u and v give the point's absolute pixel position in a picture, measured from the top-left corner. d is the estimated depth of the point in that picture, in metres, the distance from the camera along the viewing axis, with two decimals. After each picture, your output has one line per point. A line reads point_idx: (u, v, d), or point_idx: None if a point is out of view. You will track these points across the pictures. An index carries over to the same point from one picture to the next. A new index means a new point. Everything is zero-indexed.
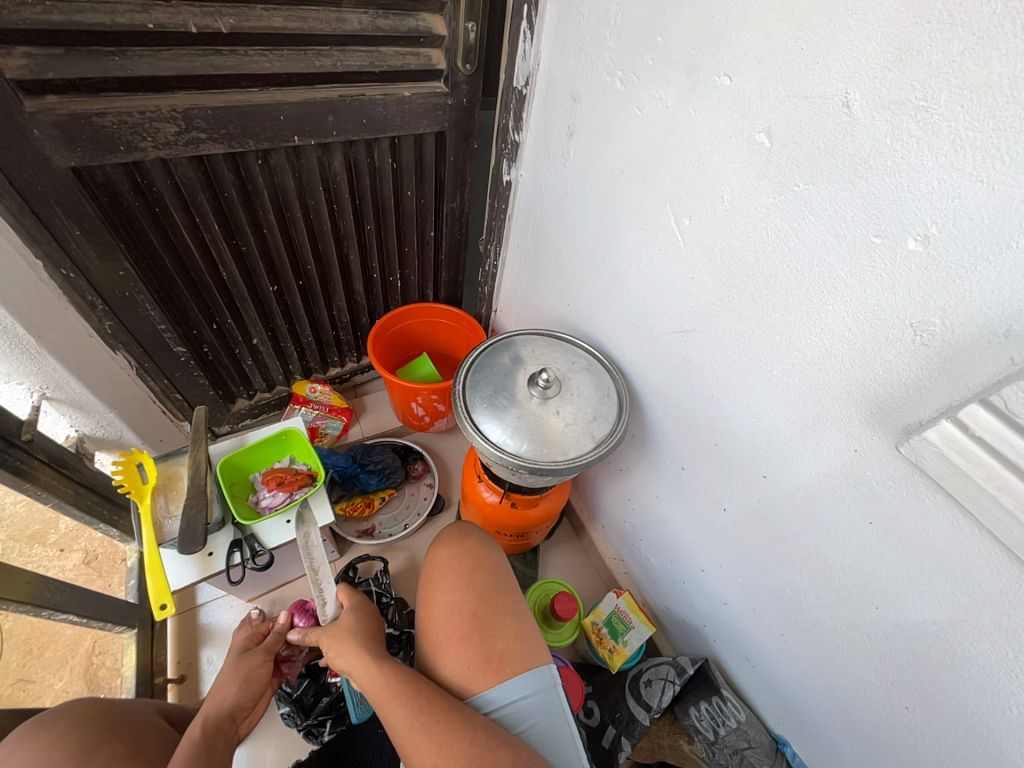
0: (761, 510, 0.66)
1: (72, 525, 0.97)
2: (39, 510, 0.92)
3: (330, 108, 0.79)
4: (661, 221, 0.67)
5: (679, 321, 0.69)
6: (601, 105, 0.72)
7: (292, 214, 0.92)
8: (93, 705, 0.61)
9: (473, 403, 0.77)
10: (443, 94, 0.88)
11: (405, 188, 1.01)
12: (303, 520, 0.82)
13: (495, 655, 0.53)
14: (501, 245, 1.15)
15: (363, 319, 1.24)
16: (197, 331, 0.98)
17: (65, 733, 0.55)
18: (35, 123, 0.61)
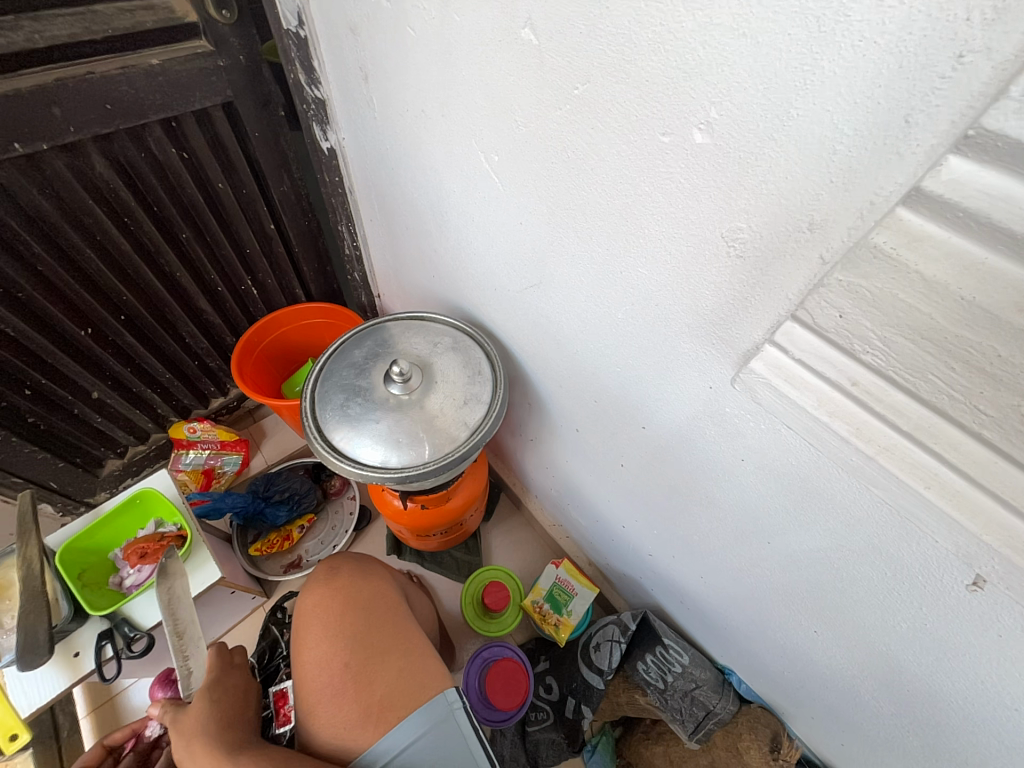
0: (653, 462, 0.61)
1: None
2: None
3: (50, 97, 0.63)
4: (474, 163, 0.56)
5: (525, 275, 0.61)
6: (378, 34, 0.59)
7: (68, 240, 0.75)
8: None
9: (327, 417, 0.67)
10: (208, 55, 0.72)
11: (212, 179, 0.85)
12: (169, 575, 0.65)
13: (376, 703, 0.48)
14: (355, 223, 1.01)
15: (227, 339, 1.09)
16: (5, 400, 0.82)
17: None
18: None
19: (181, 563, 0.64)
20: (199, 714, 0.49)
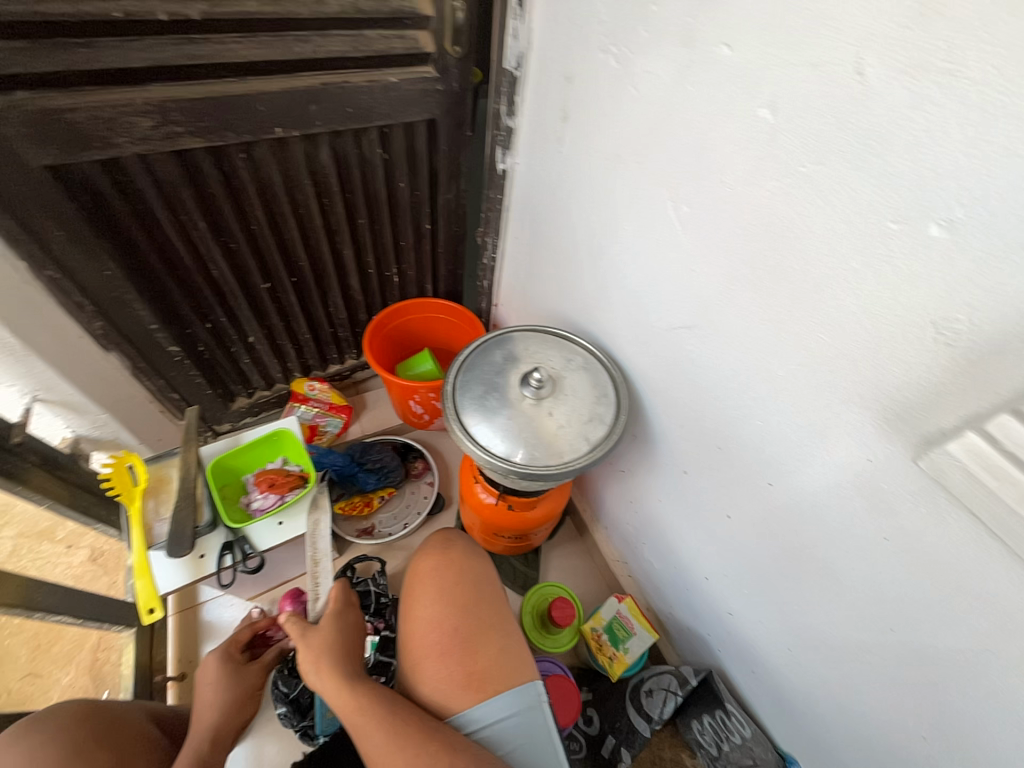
0: (770, 521, 0.61)
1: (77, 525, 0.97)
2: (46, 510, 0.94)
3: (312, 97, 0.75)
4: (659, 210, 0.62)
5: (679, 316, 0.65)
6: (594, 86, 0.67)
7: (281, 209, 0.89)
8: (85, 709, 0.59)
9: (463, 404, 0.74)
10: (432, 79, 0.83)
11: (398, 179, 0.97)
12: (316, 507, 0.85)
13: (477, 672, 0.52)
14: (499, 237, 1.11)
15: (360, 316, 1.21)
16: (190, 329, 0.97)
17: (48, 740, 0.54)
18: (4, 120, 0.59)
19: (328, 502, 0.85)
20: (325, 636, 0.57)
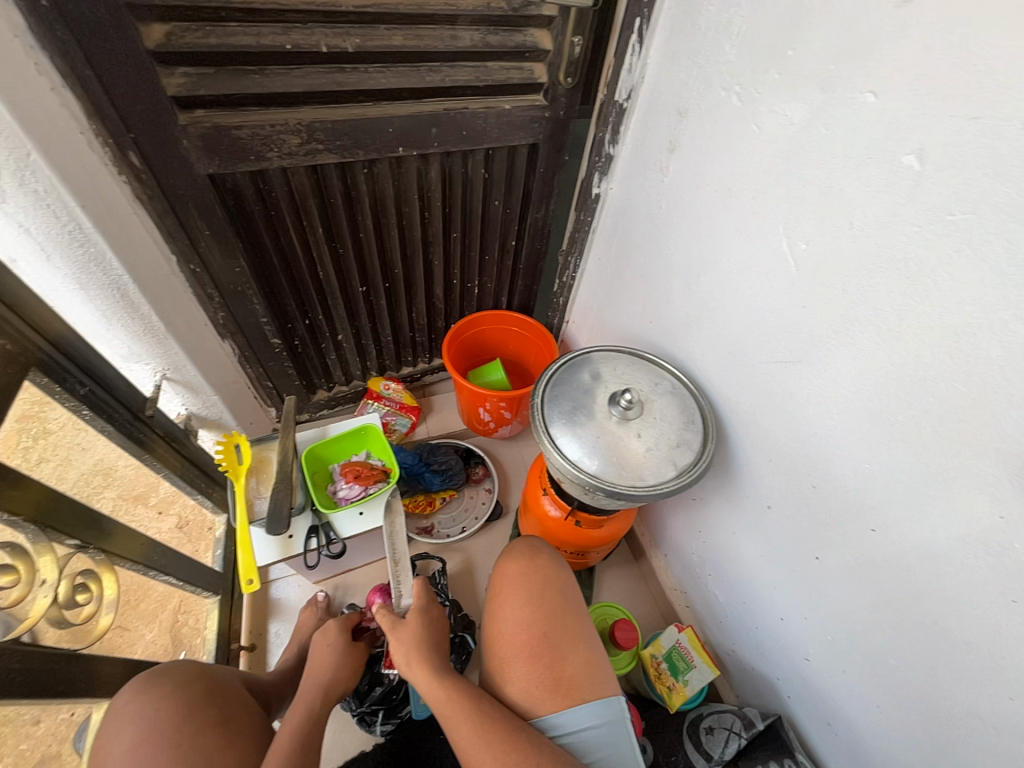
0: (868, 564, 0.60)
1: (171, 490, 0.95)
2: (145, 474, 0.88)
3: (435, 121, 0.81)
4: (772, 244, 0.63)
5: (782, 351, 0.65)
6: (711, 121, 0.69)
7: (387, 220, 0.95)
8: (195, 669, 0.64)
9: (551, 418, 0.76)
10: (541, 107, 0.87)
11: (493, 197, 1.01)
12: (390, 511, 0.88)
13: (564, 679, 0.53)
14: (582, 257, 1.14)
15: (439, 323, 1.26)
16: (292, 324, 1.05)
17: (165, 693, 0.58)
18: (185, 134, 0.68)
19: (400, 504, 0.88)
20: (415, 629, 0.61)
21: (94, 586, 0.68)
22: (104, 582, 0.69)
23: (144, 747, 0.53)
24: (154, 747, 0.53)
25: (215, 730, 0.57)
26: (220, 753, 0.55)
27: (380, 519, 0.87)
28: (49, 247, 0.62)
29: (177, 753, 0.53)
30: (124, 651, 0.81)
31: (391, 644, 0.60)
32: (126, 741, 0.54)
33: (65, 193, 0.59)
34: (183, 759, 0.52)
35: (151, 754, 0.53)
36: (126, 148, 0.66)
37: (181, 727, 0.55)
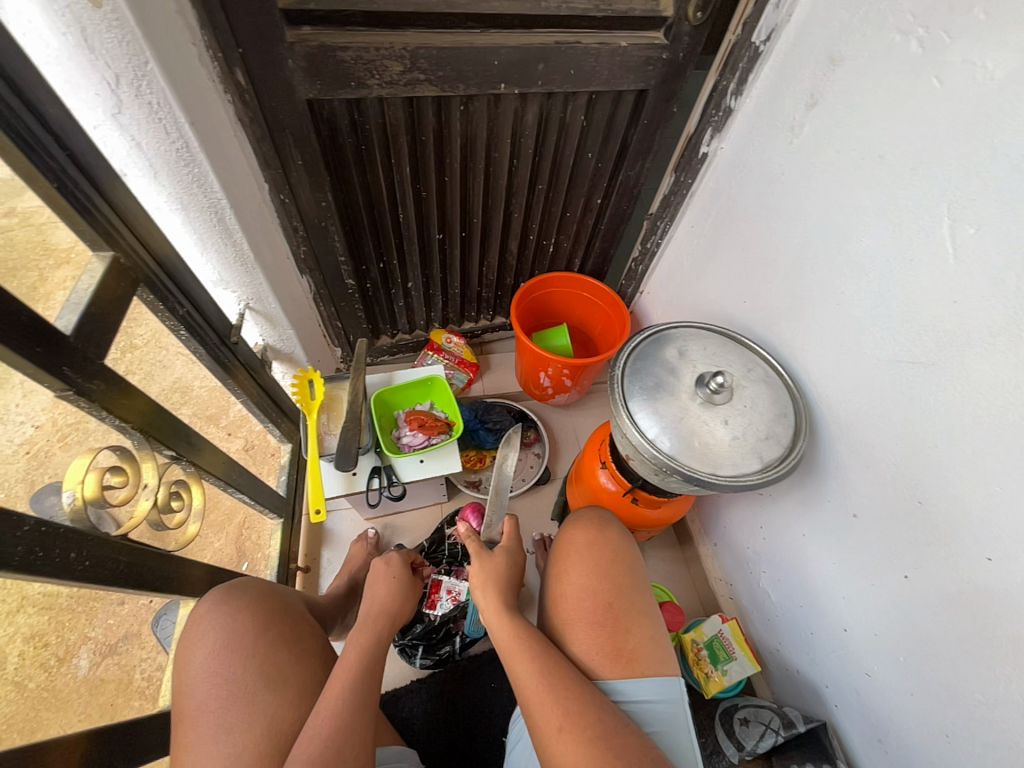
0: (971, 591, 0.55)
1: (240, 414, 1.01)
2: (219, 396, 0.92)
3: (543, 56, 0.74)
4: (925, 226, 0.55)
5: (912, 350, 0.58)
6: (871, 73, 0.59)
7: (475, 165, 0.90)
8: (264, 587, 0.69)
9: (630, 392, 0.73)
10: (659, 47, 0.78)
11: (587, 149, 0.93)
12: (509, 443, 0.90)
13: (628, 647, 0.54)
14: (671, 224, 1.06)
15: (507, 280, 1.22)
16: (366, 266, 1.04)
17: (242, 608, 0.63)
18: (291, 53, 0.65)
19: (517, 445, 0.89)
20: (492, 569, 0.65)
21: (185, 495, 0.73)
22: (193, 492, 0.74)
23: (223, 653, 0.59)
24: (232, 655, 0.59)
25: (285, 647, 0.62)
26: (290, 669, 0.60)
27: (500, 449, 0.89)
28: (157, 164, 0.61)
29: (253, 663, 0.59)
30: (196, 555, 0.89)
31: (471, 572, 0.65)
32: (207, 646, 0.60)
33: (177, 109, 0.58)
34: (259, 669, 0.58)
35: (231, 660, 0.58)
36: (233, 64, 0.64)
37: (255, 641, 0.61)
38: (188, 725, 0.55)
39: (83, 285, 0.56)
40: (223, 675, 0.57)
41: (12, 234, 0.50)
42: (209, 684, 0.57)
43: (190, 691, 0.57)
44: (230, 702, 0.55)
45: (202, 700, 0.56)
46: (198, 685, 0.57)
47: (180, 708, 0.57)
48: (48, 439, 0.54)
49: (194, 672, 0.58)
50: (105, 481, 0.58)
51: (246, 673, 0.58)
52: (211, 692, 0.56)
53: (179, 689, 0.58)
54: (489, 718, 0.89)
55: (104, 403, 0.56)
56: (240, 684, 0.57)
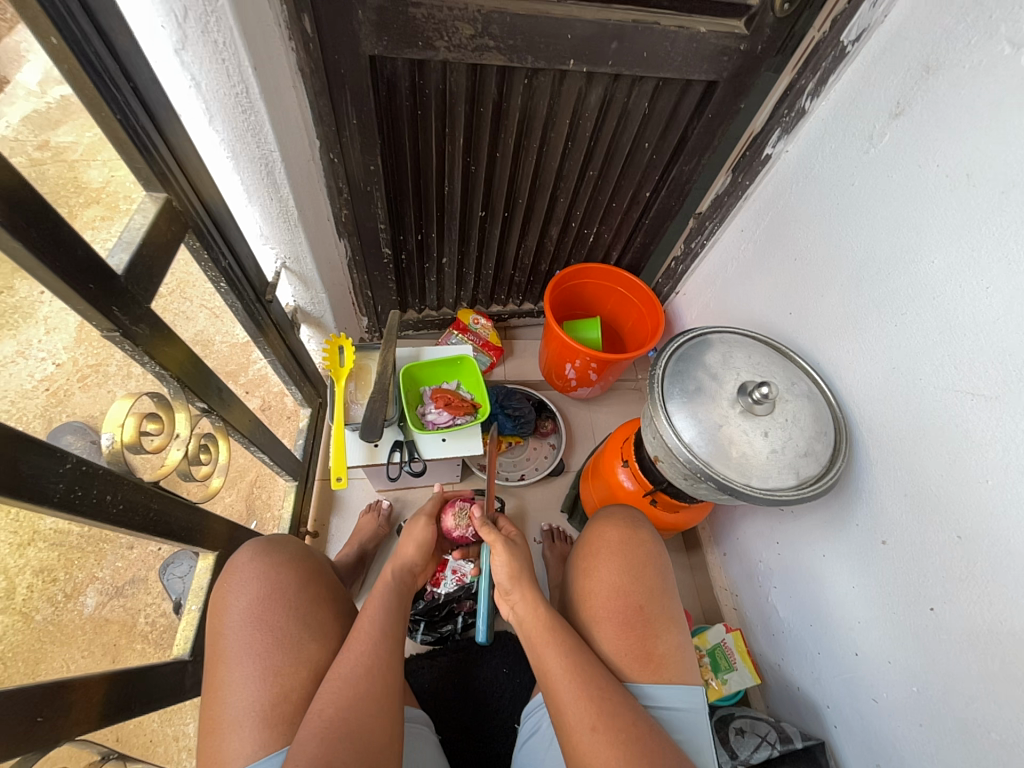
0: (1004, 633, 0.54)
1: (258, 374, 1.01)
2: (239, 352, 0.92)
3: (619, 33, 0.71)
4: (1010, 254, 0.53)
5: (973, 381, 0.56)
6: (973, 88, 0.56)
7: (529, 144, 0.87)
8: (299, 544, 0.71)
9: (669, 393, 0.72)
10: (738, 37, 0.74)
11: (646, 138, 0.89)
12: None
13: (654, 654, 0.58)
14: (720, 225, 1.03)
15: (543, 266, 1.19)
16: (404, 237, 1.02)
17: (282, 562, 0.65)
18: (363, 4, 0.63)
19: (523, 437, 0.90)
20: (513, 558, 0.68)
21: (213, 449, 0.72)
22: (219, 447, 0.74)
23: (267, 602, 0.61)
24: (276, 605, 0.61)
25: (321, 606, 0.65)
26: (328, 623, 0.64)
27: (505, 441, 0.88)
28: (215, 108, 0.59)
29: (297, 613, 0.62)
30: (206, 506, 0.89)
31: (497, 554, 0.68)
32: (252, 592, 0.61)
33: (242, 50, 0.55)
34: (301, 621, 0.61)
35: (274, 609, 0.61)
36: (302, 10, 0.62)
37: (297, 595, 0.63)
38: (230, 666, 0.57)
39: (135, 223, 0.54)
40: (268, 621, 0.60)
41: (45, 168, 0.46)
42: (252, 629, 0.59)
43: (230, 634, 0.59)
44: (274, 648, 0.58)
45: (246, 644, 0.58)
46: (241, 627, 0.59)
47: (218, 650, 0.58)
48: (67, 378, 0.56)
49: (236, 613, 0.60)
50: (142, 428, 0.57)
51: (289, 623, 0.60)
52: (254, 638, 0.58)
53: (215, 632, 0.60)
54: (487, 698, 0.89)
55: (148, 348, 0.56)
56: (284, 632, 0.59)
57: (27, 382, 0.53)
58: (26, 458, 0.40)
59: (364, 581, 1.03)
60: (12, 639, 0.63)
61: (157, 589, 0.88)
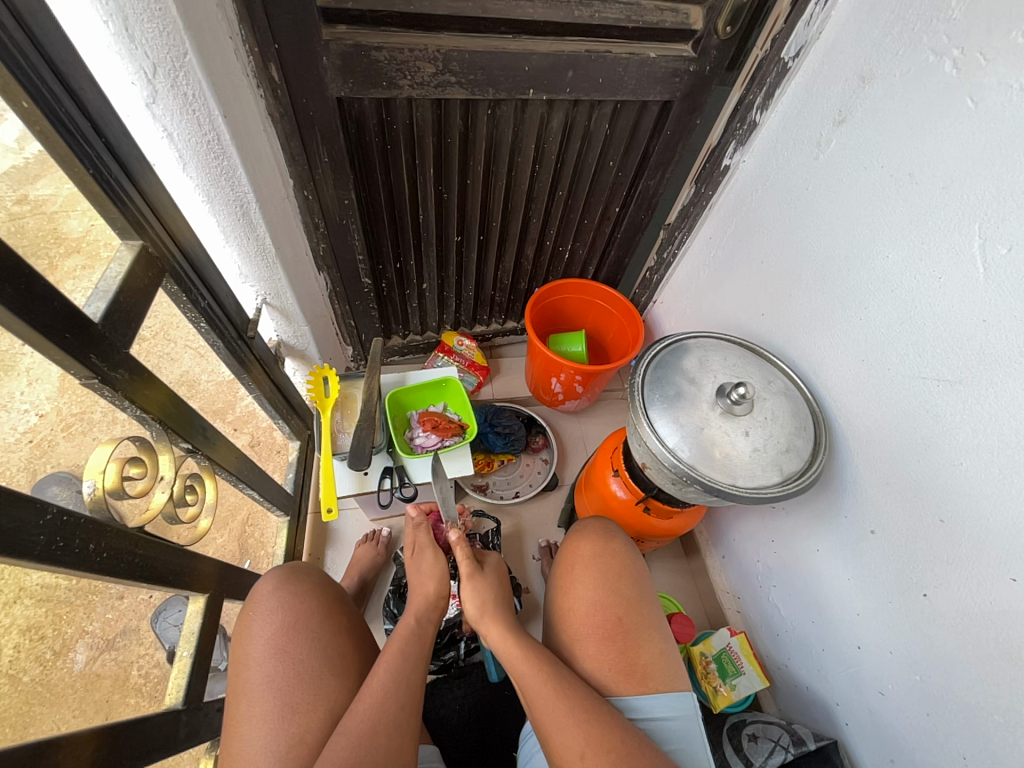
0: (994, 613, 0.55)
1: (245, 410, 1.06)
2: (223, 390, 0.99)
3: (573, 63, 0.75)
4: (953, 247, 0.56)
5: (938, 368, 0.58)
6: (907, 92, 0.60)
7: (497, 169, 0.89)
8: (323, 573, 0.71)
9: (650, 401, 0.73)
10: (687, 59, 0.78)
11: (610, 157, 0.93)
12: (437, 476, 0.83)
13: (637, 666, 0.59)
14: (689, 234, 1.06)
15: (522, 284, 1.22)
16: (383, 265, 1.04)
17: (306, 590, 0.66)
18: (326, 50, 0.66)
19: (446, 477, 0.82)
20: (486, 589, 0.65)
21: (200, 489, 0.72)
22: (206, 487, 0.73)
23: (289, 634, 0.61)
24: (300, 637, 0.61)
25: (343, 637, 0.64)
26: (348, 656, 0.63)
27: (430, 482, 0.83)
28: (188, 156, 0.61)
29: (318, 645, 0.61)
30: (196, 549, 0.92)
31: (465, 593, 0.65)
32: (275, 624, 0.61)
33: (211, 100, 0.57)
34: (323, 654, 0.61)
35: (297, 642, 0.60)
36: (268, 59, 0.65)
37: (321, 626, 0.63)
38: (251, 702, 0.56)
39: (112, 272, 0.55)
40: (290, 654, 0.59)
41: (25, 220, 0.52)
42: (275, 663, 0.59)
43: (253, 667, 0.59)
44: (295, 683, 0.57)
45: (268, 678, 0.57)
46: (263, 660, 0.59)
47: (241, 682, 0.58)
48: (50, 428, 0.62)
49: (260, 645, 0.60)
50: (125, 472, 0.57)
51: (311, 657, 0.60)
52: (276, 672, 0.58)
53: (238, 662, 0.60)
54: (495, 726, 0.87)
55: (128, 392, 0.56)
56: (306, 666, 0.59)
57: (11, 434, 0.58)
58: (8, 511, 0.40)
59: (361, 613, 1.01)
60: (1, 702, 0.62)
61: (150, 638, 0.86)
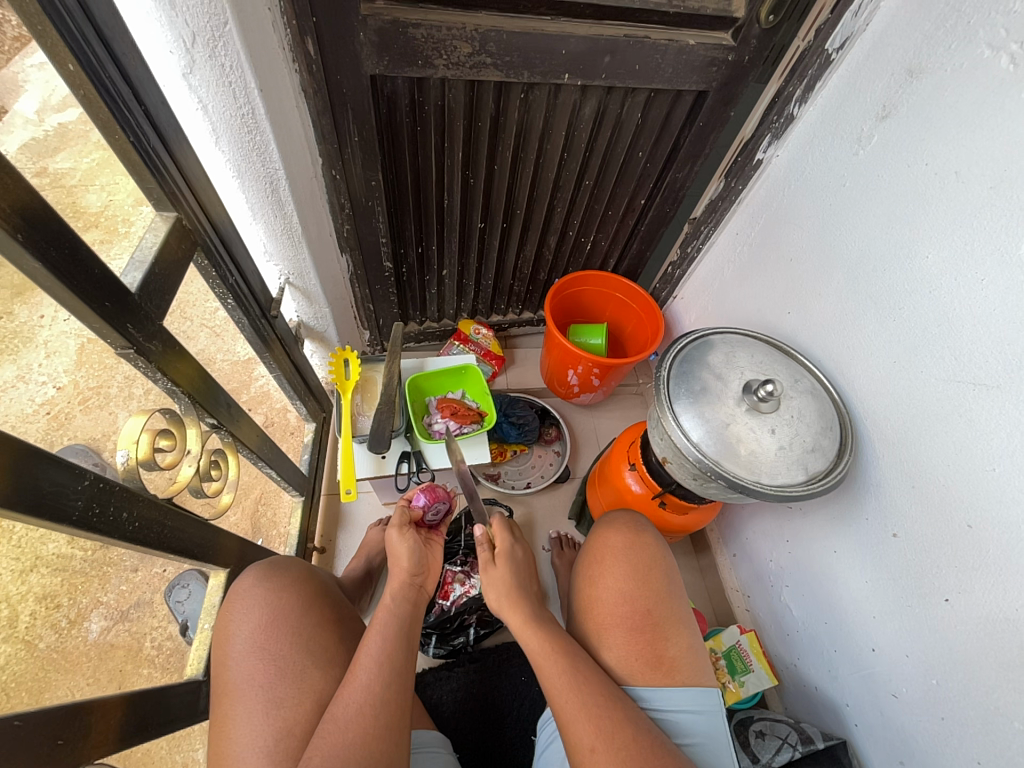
0: (1017, 620, 0.55)
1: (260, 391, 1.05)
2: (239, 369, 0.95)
3: (611, 48, 0.73)
4: (999, 248, 0.55)
5: (974, 372, 0.57)
6: (958, 88, 0.58)
7: (525, 155, 0.88)
8: (303, 567, 0.71)
9: (675, 394, 0.72)
10: (727, 48, 0.76)
11: (640, 146, 0.91)
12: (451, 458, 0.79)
13: (663, 659, 0.59)
14: (715, 229, 1.04)
15: (542, 275, 1.21)
16: (404, 250, 1.03)
17: (285, 585, 0.66)
18: (364, 26, 0.65)
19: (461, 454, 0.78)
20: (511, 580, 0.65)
21: (222, 465, 0.73)
22: (228, 463, 0.74)
23: (266, 631, 0.61)
24: (279, 633, 0.61)
25: (328, 628, 0.65)
26: (334, 648, 0.63)
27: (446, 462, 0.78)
28: (221, 129, 0.61)
29: (299, 639, 0.61)
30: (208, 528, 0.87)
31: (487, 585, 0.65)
32: (252, 620, 0.61)
33: (248, 72, 0.56)
34: (305, 647, 0.61)
35: (277, 638, 0.61)
36: (305, 33, 0.64)
37: (301, 620, 0.63)
38: (235, 700, 0.57)
39: (147, 243, 0.55)
40: (271, 650, 0.60)
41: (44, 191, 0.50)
42: (256, 659, 0.59)
43: (235, 665, 0.59)
44: (277, 679, 0.58)
45: (251, 675, 0.58)
46: (243, 656, 0.59)
47: (225, 682, 0.59)
48: (68, 400, 0.64)
49: (239, 643, 0.60)
50: (156, 444, 0.57)
51: (293, 651, 0.60)
52: (257, 669, 0.58)
53: (220, 662, 0.60)
54: (502, 711, 0.88)
55: (160, 364, 0.56)
56: (287, 662, 0.59)
57: (27, 405, 0.61)
58: (47, 473, 0.40)
59: (373, 595, 1.02)
60: (15, 667, 0.62)
61: (162, 611, 0.87)
